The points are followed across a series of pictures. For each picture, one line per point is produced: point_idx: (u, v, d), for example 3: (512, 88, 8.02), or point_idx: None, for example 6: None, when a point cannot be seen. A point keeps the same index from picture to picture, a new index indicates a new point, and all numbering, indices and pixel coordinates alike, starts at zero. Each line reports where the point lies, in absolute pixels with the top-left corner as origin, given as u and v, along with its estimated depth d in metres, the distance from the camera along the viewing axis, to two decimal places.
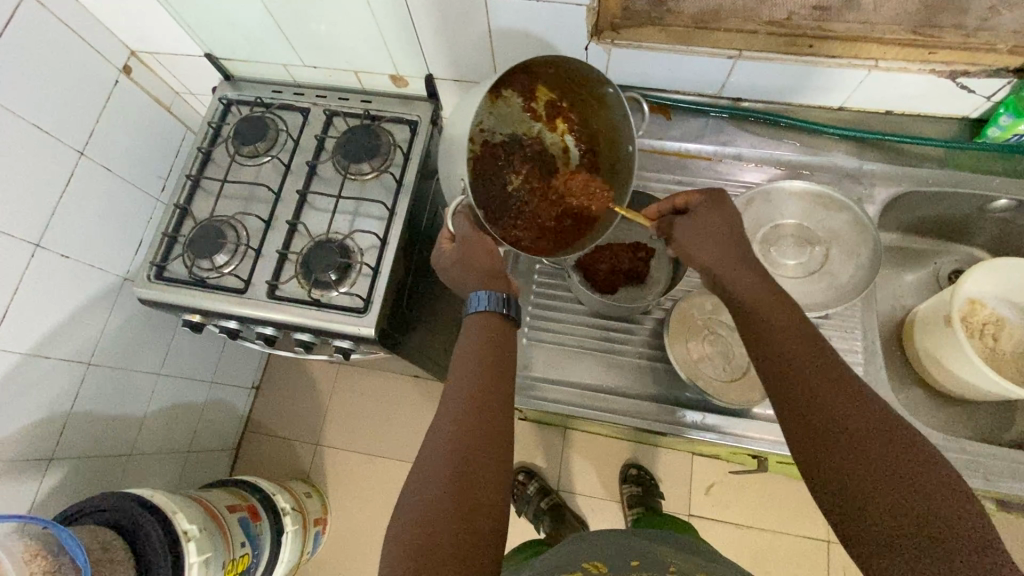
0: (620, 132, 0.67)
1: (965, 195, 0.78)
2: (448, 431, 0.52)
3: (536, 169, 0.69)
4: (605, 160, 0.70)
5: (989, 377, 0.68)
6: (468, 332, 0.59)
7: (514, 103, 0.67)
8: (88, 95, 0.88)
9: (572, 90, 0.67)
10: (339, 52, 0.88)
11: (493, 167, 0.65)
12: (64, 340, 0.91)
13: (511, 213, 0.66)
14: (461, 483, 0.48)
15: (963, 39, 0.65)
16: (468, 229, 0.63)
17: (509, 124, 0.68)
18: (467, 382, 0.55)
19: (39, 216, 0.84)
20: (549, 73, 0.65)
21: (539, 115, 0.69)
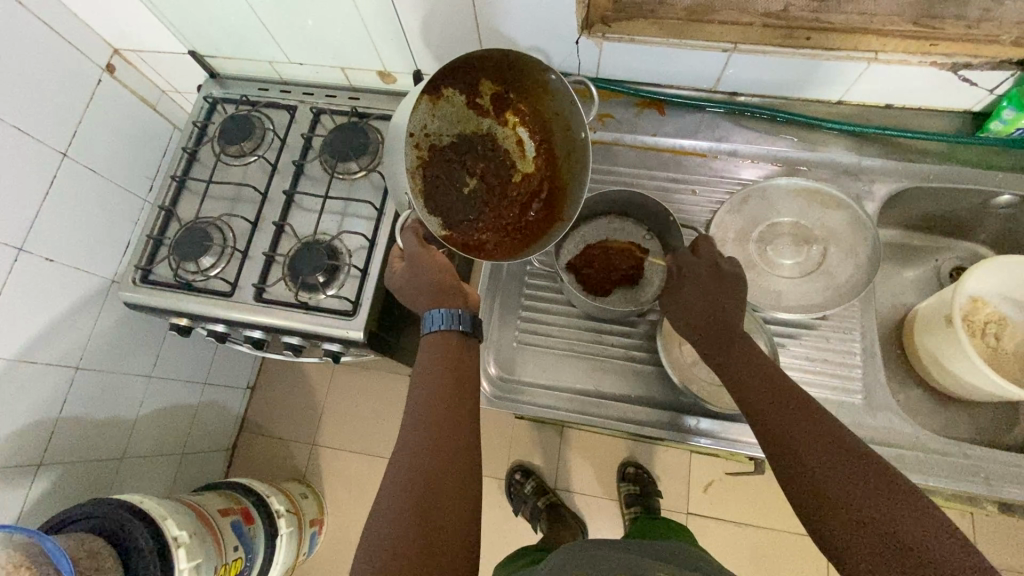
0: (569, 120, 0.66)
1: (967, 190, 0.76)
2: (412, 457, 0.52)
3: (490, 166, 0.70)
4: (559, 147, 0.68)
5: (991, 379, 0.66)
6: (430, 352, 0.60)
7: (457, 103, 0.67)
8: (69, 94, 0.86)
9: (513, 78, 0.66)
10: (325, 48, 0.86)
11: (444, 172, 0.67)
12: (50, 345, 0.90)
13: (471, 215, 0.68)
14: (424, 511, 0.49)
15: (966, 30, 0.62)
16: (414, 242, 0.66)
17: (456, 124, 0.68)
18: (428, 406, 0.56)
19: (21, 220, 0.82)
20: (488, 64, 0.64)
21: (488, 110, 0.69)
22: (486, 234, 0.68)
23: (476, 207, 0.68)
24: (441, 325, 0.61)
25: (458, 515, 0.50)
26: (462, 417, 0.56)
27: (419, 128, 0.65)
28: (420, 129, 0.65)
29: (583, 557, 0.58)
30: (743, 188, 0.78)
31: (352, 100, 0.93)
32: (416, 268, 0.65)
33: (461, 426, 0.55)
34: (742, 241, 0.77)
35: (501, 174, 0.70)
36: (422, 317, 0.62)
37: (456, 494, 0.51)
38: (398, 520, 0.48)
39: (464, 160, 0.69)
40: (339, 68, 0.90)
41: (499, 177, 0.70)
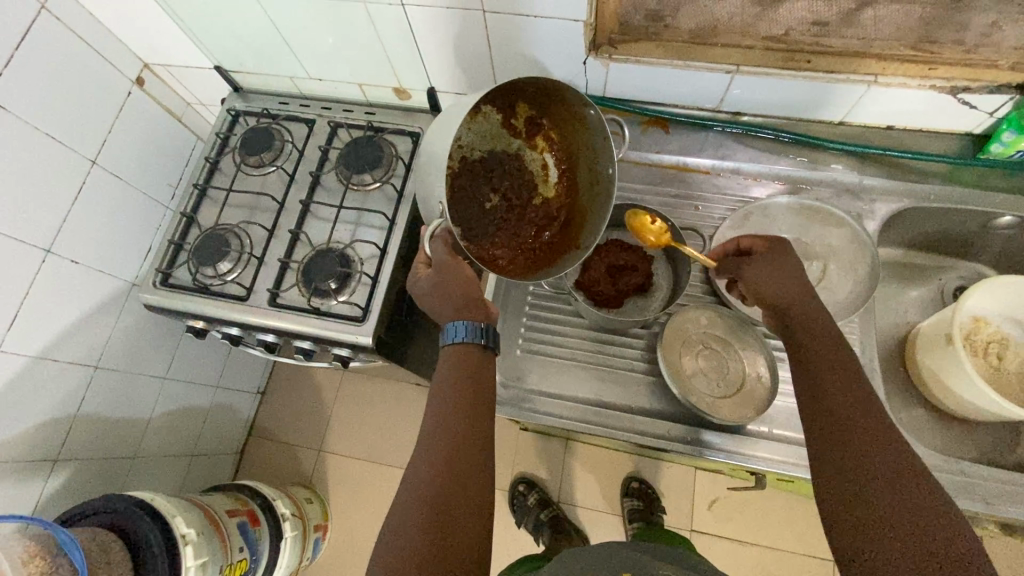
0: (599, 154, 0.68)
1: (968, 211, 0.77)
2: (425, 474, 0.53)
3: (513, 186, 0.71)
4: (582, 178, 0.71)
5: (991, 397, 0.67)
6: (446, 367, 0.60)
7: (493, 119, 0.67)
8: (102, 105, 0.91)
9: (551, 108, 0.68)
10: (344, 65, 0.90)
11: (472, 185, 0.67)
12: (72, 344, 0.93)
13: (492, 231, 0.68)
14: (436, 528, 0.49)
15: (964, 55, 0.65)
16: (444, 254, 0.64)
17: (488, 139, 0.69)
18: (442, 423, 0.56)
19: (51, 223, 0.86)
20: (531, 91, 0.65)
21: (519, 131, 0.70)
22: (502, 252, 0.68)
23: (497, 224, 0.69)
24: (463, 337, 0.62)
25: (469, 535, 0.50)
26: (474, 435, 0.56)
27: (455, 139, 0.63)
28: (457, 141, 0.64)
29: (583, 557, 0.60)
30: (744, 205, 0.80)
31: (368, 115, 0.97)
32: (444, 277, 0.65)
33: (475, 445, 0.55)
34: None
35: (523, 195, 0.71)
36: (444, 328, 0.63)
37: (468, 513, 0.51)
38: (409, 535, 0.48)
39: (491, 177, 0.69)
40: (357, 84, 0.94)
41: (521, 198, 0.71)
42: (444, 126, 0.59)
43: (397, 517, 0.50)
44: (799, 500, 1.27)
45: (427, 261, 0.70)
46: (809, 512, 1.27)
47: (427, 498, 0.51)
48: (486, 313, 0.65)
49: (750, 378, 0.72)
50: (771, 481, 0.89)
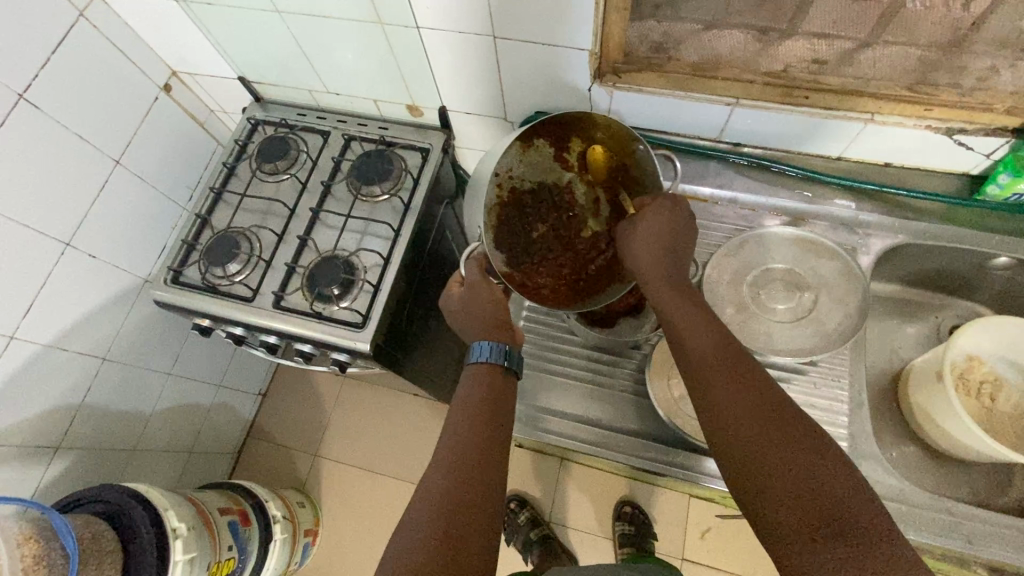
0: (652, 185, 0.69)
1: (964, 250, 0.78)
2: (440, 485, 0.50)
3: (560, 219, 0.70)
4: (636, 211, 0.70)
5: (979, 437, 0.67)
6: (472, 386, 0.59)
7: (546, 152, 0.69)
8: (130, 109, 0.96)
9: (607, 141, 0.69)
10: (361, 81, 0.94)
11: (518, 213, 0.68)
12: (82, 335, 0.96)
13: (536, 260, 0.69)
14: (449, 546, 0.45)
15: (959, 97, 0.66)
16: (477, 275, 0.68)
17: (540, 172, 0.70)
18: (461, 437, 0.54)
19: (71, 218, 0.90)
20: (586, 124, 0.69)
21: (572, 165, 0.71)
22: (547, 279, 0.69)
23: (542, 253, 0.69)
24: (487, 356, 0.62)
25: (482, 559, 0.46)
26: (494, 454, 0.54)
27: (505, 169, 0.67)
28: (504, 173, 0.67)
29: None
30: (740, 233, 0.82)
31: (381, 129, 1.00)
32: (473, 297, 0.68)
33: (495, 467, 0.53)
34: (737, 284, 0.79)
35: (571, 227, 0.71)
36: (470, 347, 0.63)
37: (482, 535, 0.48)
38: (423, 540, 0.45)
39: (539, 208, 0.70)
40: (372, 99, 0.98)
41: (568, 230, 0.71)
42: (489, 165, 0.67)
43: (407, 531, 0.47)
44: None
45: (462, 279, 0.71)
46: None
47: (443, 511, 0.48)
48: (510, 335, 0.65)
49: None
50: None
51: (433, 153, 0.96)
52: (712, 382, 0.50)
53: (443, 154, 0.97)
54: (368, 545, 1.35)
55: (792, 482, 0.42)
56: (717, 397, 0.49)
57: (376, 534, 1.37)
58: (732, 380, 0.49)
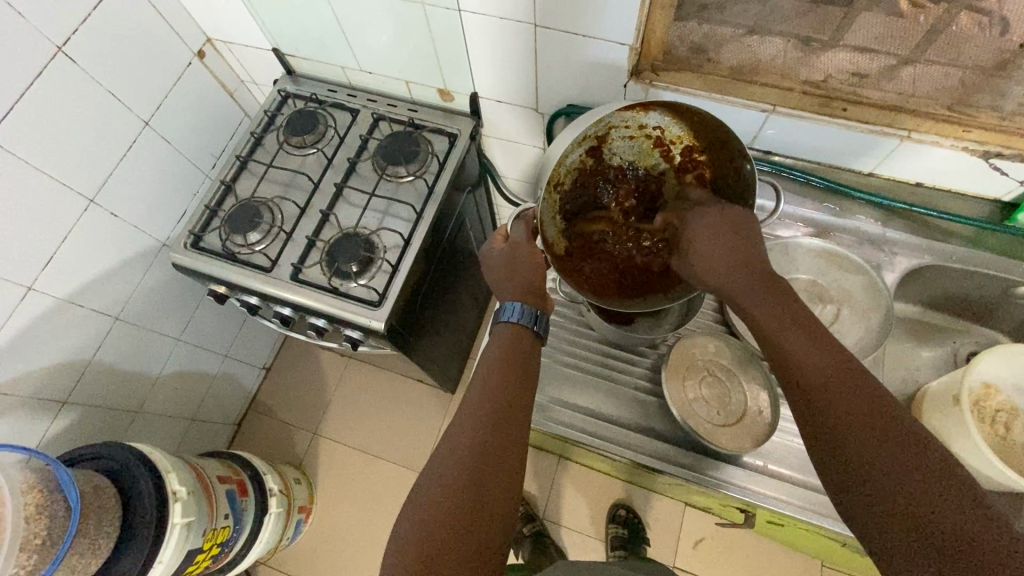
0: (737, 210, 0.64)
1: (989, 276, 0.77)
2: (469, 430, 0.52)
3: (637, 209, 0.70)
4: None
5: (992, 464, 0.66)
6: (501, 343, 0.60)
7: (648, 135, 0.68)
8: (163, 71, 0.96)
9: (714, 151, 0.65)
10: (395, 61, 0.94)
11: (595, 185, 0.70)
12: (98, 292, 0.97)
13: (593, 239, 0.70)
14: (475, 484, 0.48)
15: (998, 120, 0.67)
16: (524, 235, 0.69)
17: (636, 152, 0.70)
18: (488, 385, 0.56)
19: (97, 175, 0.90)
20: (695, 118, 0.63)
21: (672, 155, 0.69)
22: (607, 265, 0.70)
23: (601, 233, 0.70)
24: (517, 318, 0.62)
25: (505, 495, 0.50)
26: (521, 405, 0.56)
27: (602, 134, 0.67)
28: (595, 140, 0.68)
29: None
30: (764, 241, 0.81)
31: (410, 111, 1.01)
32: (512, 257, 0.67)
33: (519, 414, 0.55)
34: None
35: (650, 218, 0.70)
36: (501, 305, 0.63)
37: (505, 474, 0.51)
38: (453, 482, 0.48)
39: (616, 189, 0.70)
40: (404, 81, 0.98)
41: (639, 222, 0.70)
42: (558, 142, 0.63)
43: (437, 467, 0.50)
44: (788, 552, 1.25)
45: (506, 235, 0.71)
46: (796, 565, 1.24)
47: (469, 453, 0.50)
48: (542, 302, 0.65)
49: (752, 411, 0.72)
50: (760, 524, 0.88)
51: (460, 138, 0.96)
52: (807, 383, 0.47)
53: (470, 141, 0.97)
54: (361, 527, 1.35)
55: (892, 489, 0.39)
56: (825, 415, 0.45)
57: (370, 517, 1.36)
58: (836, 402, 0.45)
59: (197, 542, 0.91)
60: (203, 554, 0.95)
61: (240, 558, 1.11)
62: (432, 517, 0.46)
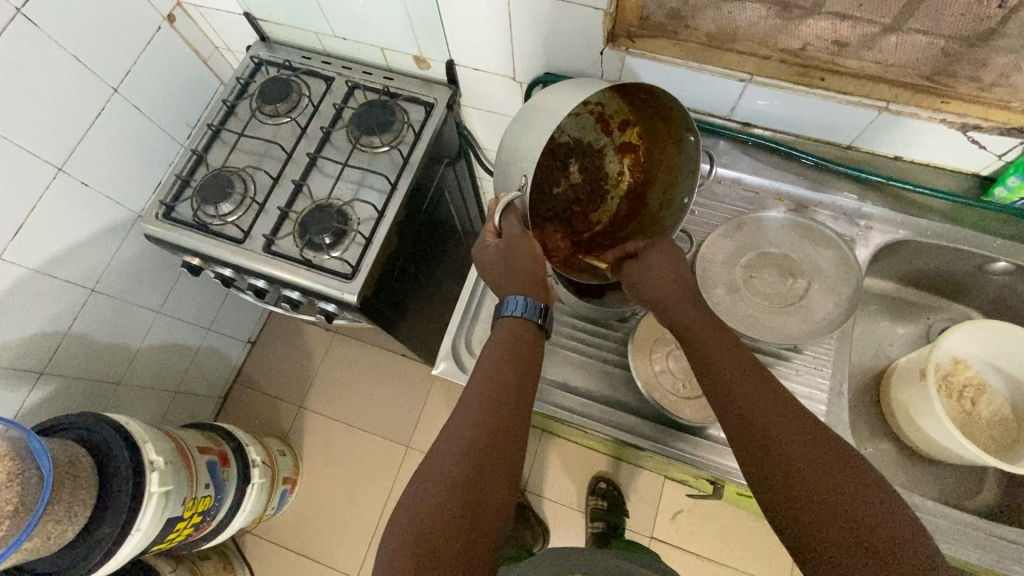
0: (678, 177, 0.70)
1: (964, 252, 0.77)
2: (474, 411, 0.53)
3: (586, 185, 0.74)
4: (654, 195, 0.73)
5: (954, 437, 0.67)
6: (504, 335, 0.60)
7: (592, 112, 0.71)
8: (132, 36, 0.93)
9: (653, 123, 0.70)
10: (370, 27, 0.91)
11: (549, 165, 0.73)
12: (71, 263, 0.96)
13: (550, 212, 0.73)
14: (473, 486, 0.48)
15: (977, 92, 0.65)
16: (517, 229, 0.63)
17: (580, 130, 0.73)
18: (489, 385, 0.56)
19: (65, 143, 0.88)
20: (635, 95, 0.67)
21: (611, 130, 0.73)
22: (564, 240, 0.72)
23: (558, 208, 0.73)
24: (520, 312, 0.61)
25: (501, 494, 0.50)
26: (525, 390, 0.57)
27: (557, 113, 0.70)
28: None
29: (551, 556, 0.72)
30: (740, 215, 0.80)
31: (386, 80, 0.98)
32: (511, 256, 0.63)
33: (522, 403, 0.56)
34: (730, 265, 0.78)
35: (596, 192, 0.74)
36: (503, 300, 0.62)
37: (502, 477, 0.51)
38: (458, 459, 0.50)
39: (566, 163, 0.74)
40: (380, 47, 0.95)
41: (588, 197, 0.75)
42: (541, 117, 0.58)
43: (434, 464, 0.50)
44: (762, 524, 1.27)
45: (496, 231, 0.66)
46: (770, 536, 1.27)
47: (471, 439, 0.51)
48: (545, 294, 0.64)
49: None
50: (729, 495, 0.90)
51: (436, 108, 0.94)
52: (740, 409, 0.52)
53: (446, 111, 0.95)
54: (346, 498, 1.38)
55: (831, 506, 0.44)
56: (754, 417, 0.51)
57: (354, 489, 1.38)
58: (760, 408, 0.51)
59: (177, 511, 0.93)
60: (184, 522, 0.96)
61: (223, 527, 1.13)
62: (426, 516, 0.46)
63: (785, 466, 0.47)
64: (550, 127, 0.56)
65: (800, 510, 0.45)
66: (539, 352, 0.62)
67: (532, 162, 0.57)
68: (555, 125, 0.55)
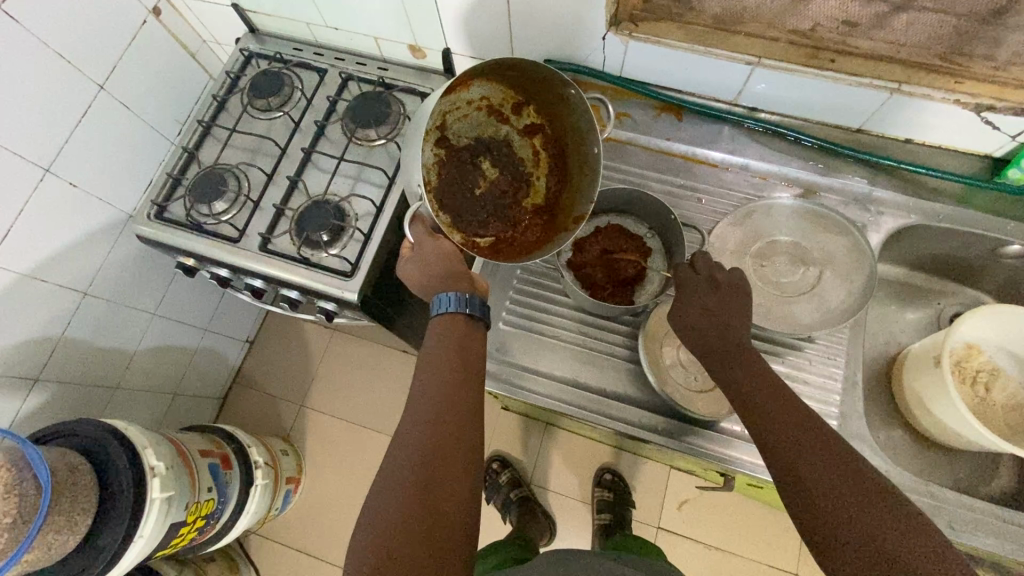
0: (585, 132, 0.68)
1: (976, 236, 0.75)
2: (419, 419, 0.52)
3: (509, 176, 0.72)
4: (573, 161, 0.71)
5: (970, 424, 0.66)
6: (436, 334, 0.59)
7: (478, 107, 0.72)
8: (117, 30, 0.90)
9: (537, 92, 0.70)
10: (362, 16, 0.88)
11: (459, 167, 0.70)
12: (63, 266, 0.93)
13: (478, 213, 0.70)
14: (425, 497, 0.47)
15: (991, 71, 0.64)
16: (424, 233, 0.65)
17: (478, 128, 0.73)
18: (431, 380, 0.55)
19: (51, 143, 0.85)
20: (506, 76, 0.68)
21: (508, 118, 0.73)
22: (505, 240, 0.70)
23: (485, 208, 0.70)
24: (449, 308, 0.60)
25: (460, 497, 0.49)
26: (470, 385, 0.56)
27: (442, 117, 0.70)
28: (436, 130, 0.69)
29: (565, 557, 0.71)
30: (747, 203, 0.79)
31: (380, 70, 0.96)
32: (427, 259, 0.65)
33: (468, 398, 0.55)
34: (739, 255, 0.77)
35: (517, 179, 0.72)
36: (433, 299, 0.61)
37: (459, 479, 0.50)
38: (408, 471, 0.49)
39: (478, 161, 0.72)
40: (373, 37, 0.93)
41: (514, 188, 0.72)
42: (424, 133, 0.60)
43: (387, 480, 0.49)
44: (769, 511, 1.27)
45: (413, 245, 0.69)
46: (778, 522, 1.27)
47: (421, 448, 0.50)
48: (470, 284, 0.63)
49: None
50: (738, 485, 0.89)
51: None
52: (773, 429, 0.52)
53: None
54: (351, 496, 1.37)
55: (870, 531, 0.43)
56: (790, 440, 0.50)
57: (358, 487, 1.37)
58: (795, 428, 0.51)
59: (180, 515, 0.91)
60: (188, 526, 0.95)
61: (227, 530, 1.11)
62: (385, 529, 0.46)
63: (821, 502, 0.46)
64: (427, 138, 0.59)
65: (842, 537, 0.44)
66: (480, 342, 0.60)
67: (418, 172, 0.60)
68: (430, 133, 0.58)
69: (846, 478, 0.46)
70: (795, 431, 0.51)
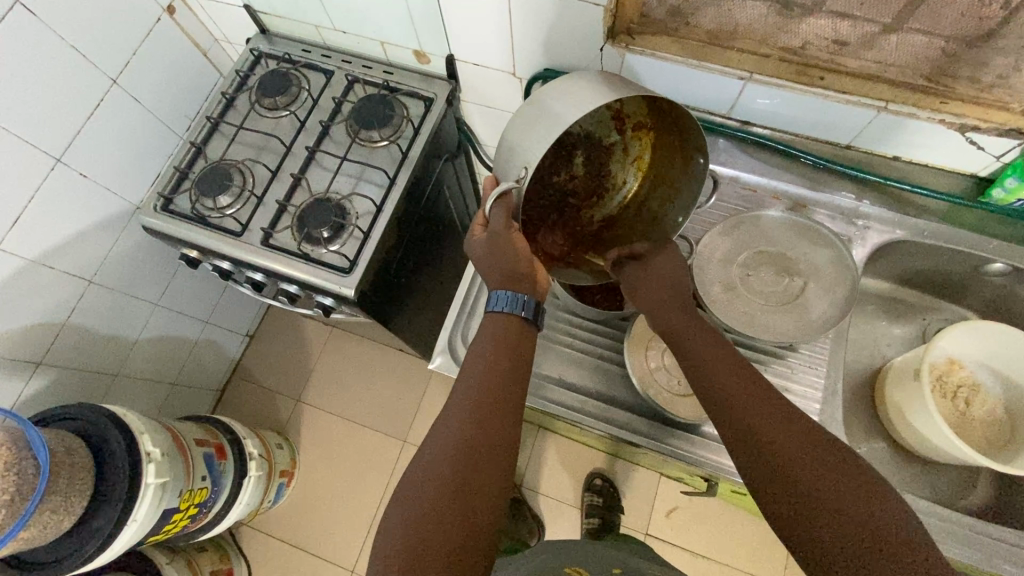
0: (676, 194, 0.69)
1: (961, 253, 0.77)
2: (460, 415, 0.53)
3: (586, 183, 0.73)
4: (650, 209, 0.72)
5: (948, 436, 0.67)
6: (489, 332, 0.59)
7: (609, 108, 0.69)
8: (131, 27, 0.93)
9: (663, 128, 0.67)
10: (370, 21, 0.91)
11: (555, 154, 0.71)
12: (69, 254, 0.95)
13: (546, 201, 0.72)
14: (459, 492, 0.48)
15: (976, 92, 0.65)
16: (500, 219, 0.60)
17: (596, 122, 0.71)
18: (476, 378, 0.55)
19: (63, 134, 0.88)
20: (654, 104, 0.65)
21: (625, 130, 0.71)
22: (548, 235, 0.72)
23: (554, 198, 0.73)
24: (504, 306, 0.60)
25: (491, 498, 0.50)
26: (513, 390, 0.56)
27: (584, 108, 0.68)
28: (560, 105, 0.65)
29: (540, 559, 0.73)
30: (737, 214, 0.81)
31: (385, 74, 0.98)
32: (499, 249, 0.61)
33: (510, 402, 0.55)
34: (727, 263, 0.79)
35: (593, 193, 0.74)
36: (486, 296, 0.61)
37: (489, 479, 0.50)
38: (445, 464, 0.50)
39: (571, 155, 0.72)
40: (379, 42, 0.95)
41: (584, 197, 0.74)
42: (540, 124, 0.56)
43: (422, 469, 0.50)
44: (757, 521, 1.28)
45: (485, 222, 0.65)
46: (766, 532, 1.27)
47: (458, 445, 0.51)
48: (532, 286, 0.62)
49: None
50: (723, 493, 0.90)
51: (435, 103, 0.94)
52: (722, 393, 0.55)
53: (445, 106, 0.94)
54: (344, 492, 1.38)
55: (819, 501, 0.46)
56: (743, 410, 0.53)
57: (351, 483, 1.39)
58: (749, 395, 0.54)
59: (173, 502, 0.93)
60: (180, 514, 0.97)
61: (220, 520, 1.13)
62: (417, 518, 0.47)
63: (781, 473, 0.48)
64: (555, 126, 0.54)
65: (804, 513, 0.46)
66: (528, 347, 0.60)
67: (534, 155, 0.55)
68: (567, 121, 0.53)
69: (835, 471, 0.47)
70: (753, 403, 0.53)
